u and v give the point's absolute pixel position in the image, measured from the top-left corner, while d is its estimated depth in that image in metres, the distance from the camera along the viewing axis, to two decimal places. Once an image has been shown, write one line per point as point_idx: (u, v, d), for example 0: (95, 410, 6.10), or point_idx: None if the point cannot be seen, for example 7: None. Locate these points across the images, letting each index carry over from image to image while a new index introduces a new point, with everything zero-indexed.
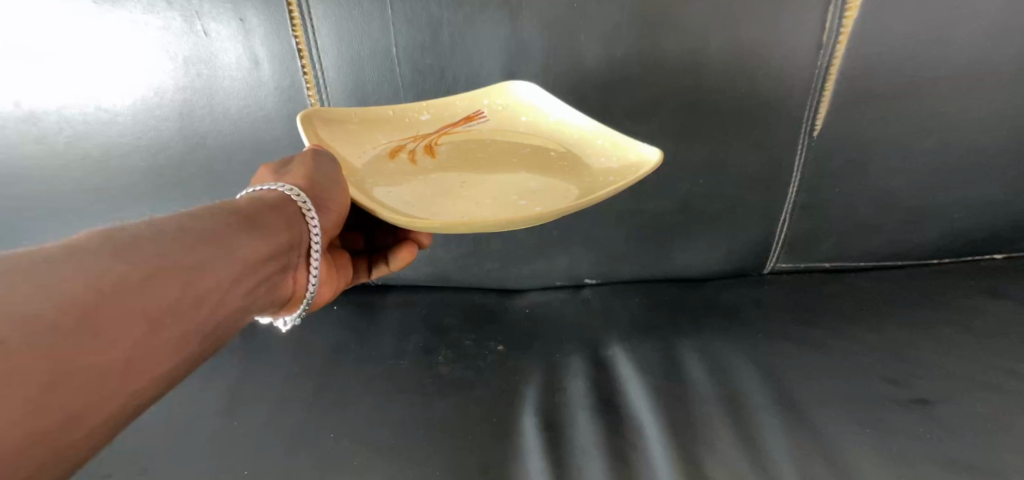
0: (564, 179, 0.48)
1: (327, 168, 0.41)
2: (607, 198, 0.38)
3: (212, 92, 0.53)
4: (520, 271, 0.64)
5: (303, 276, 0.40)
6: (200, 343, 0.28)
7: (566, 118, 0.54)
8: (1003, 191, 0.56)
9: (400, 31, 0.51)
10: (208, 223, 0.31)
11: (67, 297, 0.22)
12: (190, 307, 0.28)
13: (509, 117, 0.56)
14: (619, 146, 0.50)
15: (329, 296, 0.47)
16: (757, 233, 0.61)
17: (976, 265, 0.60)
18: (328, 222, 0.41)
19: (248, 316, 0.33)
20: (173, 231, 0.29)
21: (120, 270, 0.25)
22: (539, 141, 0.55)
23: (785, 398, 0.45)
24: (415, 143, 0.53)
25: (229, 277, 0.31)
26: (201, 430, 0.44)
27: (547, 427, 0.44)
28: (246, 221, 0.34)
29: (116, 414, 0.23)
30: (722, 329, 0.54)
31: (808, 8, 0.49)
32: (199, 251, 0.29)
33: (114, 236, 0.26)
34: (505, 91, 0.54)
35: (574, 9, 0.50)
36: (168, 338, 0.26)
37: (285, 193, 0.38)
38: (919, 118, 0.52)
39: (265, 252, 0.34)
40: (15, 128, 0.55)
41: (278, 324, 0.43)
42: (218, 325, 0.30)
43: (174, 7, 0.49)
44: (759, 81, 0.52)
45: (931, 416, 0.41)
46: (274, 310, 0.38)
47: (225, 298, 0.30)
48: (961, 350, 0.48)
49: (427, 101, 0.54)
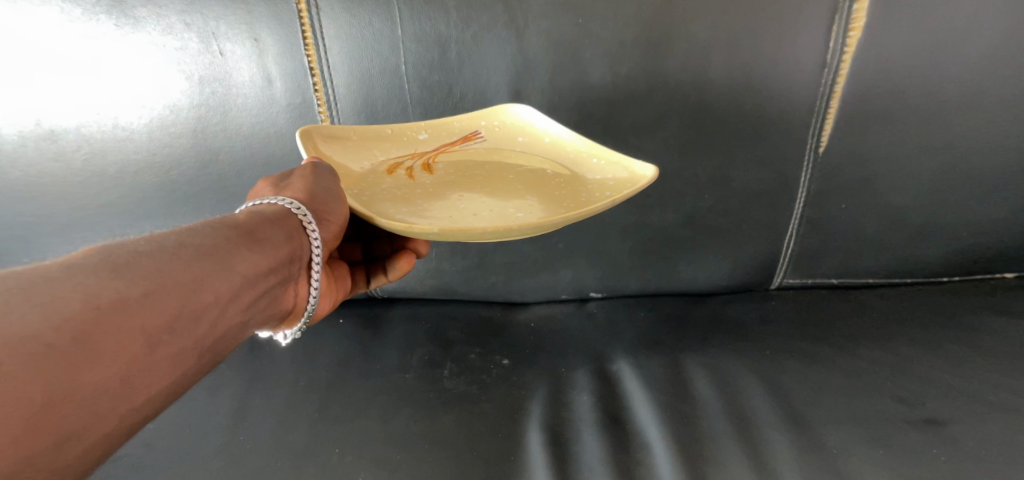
0: (561, 195, 0.49)
1: (326, 180, 0.42)
2: (602, 211, 0.39)
3: (225, 110, 0.54)
4: (525, 285, 0.64)
5: (304, 289, 0.41)
6: (199, 357, 0.29)
7: (562, 134, 0.54)
8: (1014, 208, 0.55)
9: (409, 49, 0.52)
10: (209, 238, 0.32)
11: (66, 316, 0.22)
12: (189, 322, 0.28)
13: (506, 137, 0.56)
14: (615, 162, 0.50)
15: (329, 307, 0.48)
16: (764, 249, 0.60)
17: (986, 284, 0.59)
18: (328, 234, 0.41)
19: (248, 329, 0.34)
20: (173, 247, 0.29)
21: (120, 286, 0.25)
22: (535, 161, 0.55)
23: (793, 417, 0.44)
24: (412, 160, 0.54)
25: (229, 291, 0.31)
26: (208, 444, 0.45)
27: (552, 442, 0.44)
28: (247, 235, 0.34)
29: (112, 431, 0.24)
30: (728, 346, 0.54)
31: (811, 27, 0.50)
32: (199, 267, 0.30)
33: (113, 253, 0.27)
34: (503, 112, 0.55)
35: (579, 27, 0.51)
36: (167, 353, 0.27)
37: (286, 207, 0.39)
38: (926, 135, 0.52)
39: (265, 265, 0.34)
40: (34, 145, 0.56)
41: (277, 337, 0.44)
42: (217, 340, 0.30)
43: (192, 29, 0.51)
44: (764, 98, 0.53)
45: (944, 437, 0.40)
46: (274, 323, 0.39)
47: (225, 312, 0.31)
48: (973, 368, 0.47)
49: (426, 121, 0.55)
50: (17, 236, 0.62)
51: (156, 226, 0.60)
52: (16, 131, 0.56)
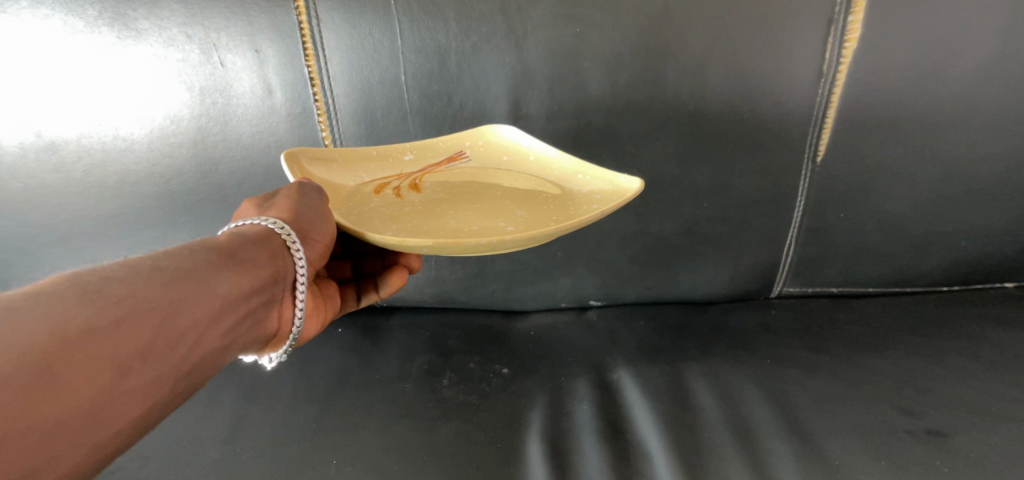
0: (549, 209, 0.49)
1: (311, 200, 0.42)
2: (593, 222, 0.39)
3: (226, 120, 0.54)
4: (525, 293, 0.64)
5: (288, 311, 0.39)
6: (176, 385, 0.28)
7: (547, 151, 0.55)
8: (1013, 218, 0.55)
9: (409, 60, 0.52)
10: (188, 260, 0.31)
11: (28, 348, 0.22)
12: (165, 348, 0.27)
13: (490, 156, 0.56)
14: (600, 176, 0.51)
15: (315, 329, 0.47)
16: (764, 257, 0.60)
17: (986, 294, 0.59)
18: (313, 253, 0.41)
19: (231, 353, 0.33)
20: (148, 270, 0.28)
21: (89, 314, 0.24)
22: (521, 178, 0.55)
23: (795, 427, 0.44)
24: (399, 180, 0.53)
25: (209, 315, 0.30)
26: (205, 456, 0.45)
27: (553, 454, 0.44)
28: (227, 257, 0.33)
29: (75, 470, 0.22)
30: (730, 356, 0.54)
31: (808, 38, 0.50)
32: (176, 290, 0.29)
33: (83, 279, 0.26)
34: (487, 132, 0.56)
35: (578, 38, 0.51)
36: (140, 381, 0.25)
37: (269, 227, 0.38)
38: (923, 144, 0.52)
39: (246, 287, 0.34)
40: (34, 157, 0.57)
41: (263, 360, 0.43)
42: (196, 365, 0.29)
43: (194, 40, 0.51)
44: (762, 108, 0.53)
45: (948, 448, 0.40)
46: (257, 347, 0.38)
47: (204, 337, 0.30)
48: (974, 379, 0.47)
49: (410, 143, 0.55)
50: (15, 248, 0.62)
51: (156, 236, 0.60)
52: (16, 143, 0.56)
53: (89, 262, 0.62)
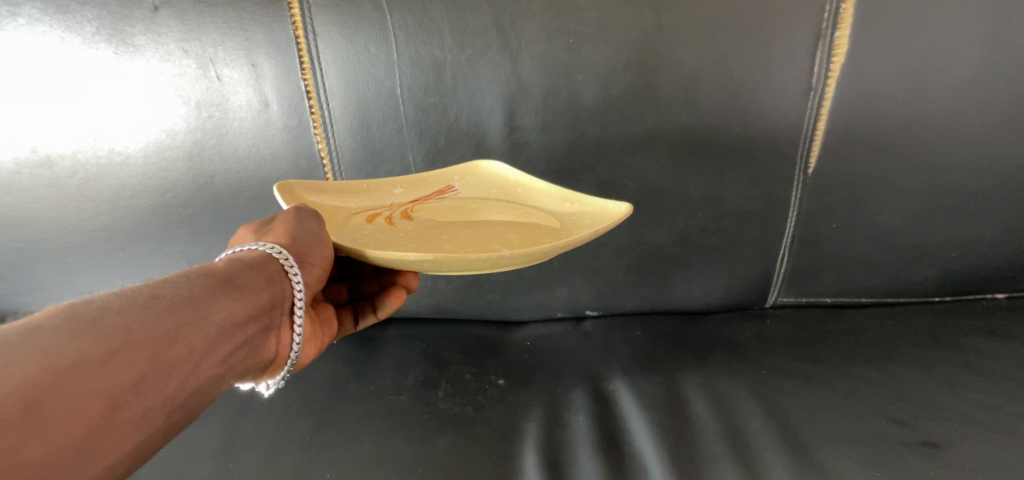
0: (540, 233, 0.48)
1: (307, 225, 0.42)
2: (589, 238, 0.40)
3: (222, 133, 0.55)
4: (521, 303, 0.64)
5: (287, 336, 0.40)
6: (168, 417, 0.27)
7: (535, 182, 0.55)
8: (1002, 228, 0.56)
9: (405, 73, 0.53)
10: (185, 288, 0.31)
11: (20, 382, 0.21)
12: (159, 380, 0.27)
13: (479, 188, 0.55)
14: (588, 204, 0.52)
15: (314, 353, 0.46)
16: (759, 268, 0.60)
17: (978, 305, 0.59)
18: (310, 276, 0.41)
19: (227, 382, 0.33)
20: (145, 299, 0.28)
21: (83, 347, 0.24)
22: (512, 205, 0.54)
23: (790, 438, 0.44)
24: (390, 211, 0.52)
25: (205, 343, 0.30)
26: (197, 471, 0.44)
27: (549, 466, 0.44)
28: (224, 284, 0.33)
29: None
30: (725, 367, 0.54)
31: (797, 53, 0.51)
32: (171, 319, 0.29)
33: (78, 310, 0.26)
34: (474, 169, 0.56)
35: (572, 51, 0.52)
36: (131, 414, 0.25)
37: (268, 252, 0.38)
38: (912, 156, 0.53)
39: (243, 314, 0.34)
40: (29, 172, 0.57)
41: (260, 387, 0.43)
42: (189, 397, 0.29)
43: (190, 55, 0.52)
44: (753, 119, 0.53)
45: (942, 460, 0.40)
46: (254, 374, 0.38)
47: (200, 366, 0.30)
48: (967, 389, 0.47)
49: (400, 177, 0.56)
50: (7, 260, 0.62)
51: (150, 250, 0.60)
52: (12, 159, 0.56)
53: (83, 275, 0.62)
